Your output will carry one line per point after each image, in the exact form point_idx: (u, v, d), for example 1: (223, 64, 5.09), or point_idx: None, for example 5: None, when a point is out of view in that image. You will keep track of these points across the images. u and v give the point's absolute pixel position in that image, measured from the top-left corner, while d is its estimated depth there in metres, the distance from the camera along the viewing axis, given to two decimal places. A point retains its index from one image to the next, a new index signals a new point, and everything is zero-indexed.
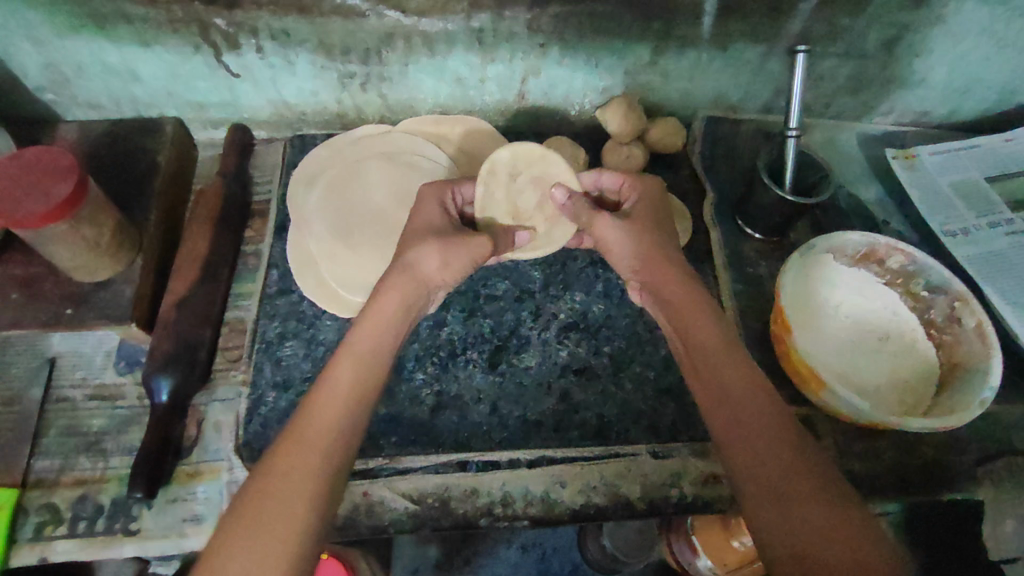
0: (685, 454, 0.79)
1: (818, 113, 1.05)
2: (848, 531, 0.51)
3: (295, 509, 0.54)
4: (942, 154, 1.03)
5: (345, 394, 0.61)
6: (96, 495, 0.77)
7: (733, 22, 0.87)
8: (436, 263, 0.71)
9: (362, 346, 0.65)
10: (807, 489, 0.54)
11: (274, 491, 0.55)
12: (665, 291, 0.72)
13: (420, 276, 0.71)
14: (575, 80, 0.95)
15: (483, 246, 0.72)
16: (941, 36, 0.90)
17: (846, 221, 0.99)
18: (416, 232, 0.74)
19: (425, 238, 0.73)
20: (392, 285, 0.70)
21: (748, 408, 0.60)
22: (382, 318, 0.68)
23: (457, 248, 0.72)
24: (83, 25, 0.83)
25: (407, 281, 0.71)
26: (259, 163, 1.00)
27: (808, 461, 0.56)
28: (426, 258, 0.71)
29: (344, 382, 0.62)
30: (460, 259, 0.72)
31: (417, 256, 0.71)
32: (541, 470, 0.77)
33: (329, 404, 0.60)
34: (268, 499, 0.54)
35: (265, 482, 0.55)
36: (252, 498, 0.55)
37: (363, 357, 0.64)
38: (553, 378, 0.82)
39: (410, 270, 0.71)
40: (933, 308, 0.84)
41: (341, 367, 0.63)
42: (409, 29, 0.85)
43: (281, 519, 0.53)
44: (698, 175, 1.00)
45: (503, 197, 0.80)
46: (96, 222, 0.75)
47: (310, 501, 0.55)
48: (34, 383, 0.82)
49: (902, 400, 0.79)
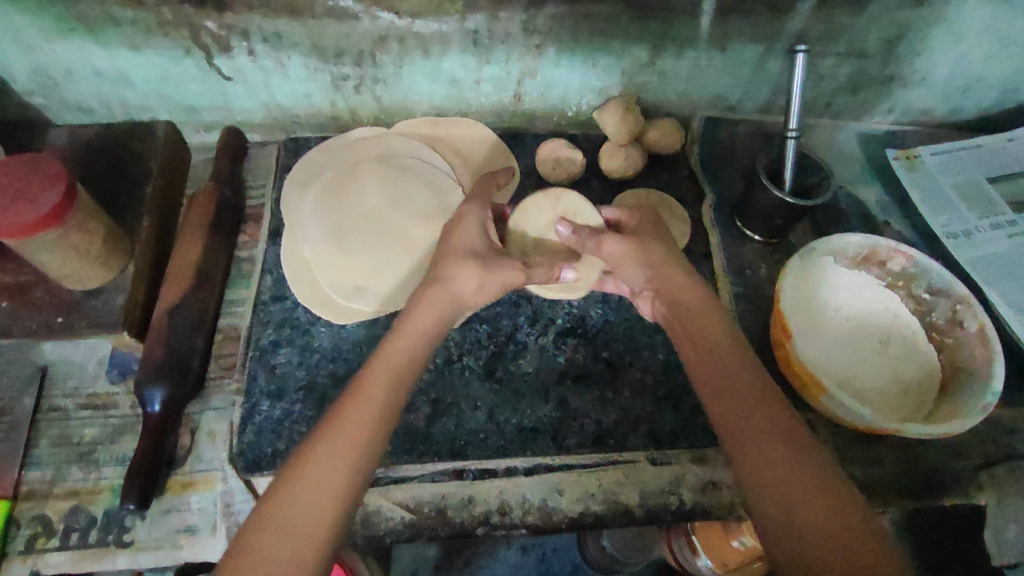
0: (684, 460, 0.78)
1: (818, 112, 1.03)
2: (864, 543, 0.50)
3: (315, 515, 0.54)
4: (943, 154, 1.01)
5: (377, 405, 0.62)
6: (88, 506, 0.76)
7: (731, 22, 0.86)
8: (472, 285, 0.72)
9: (395, 358, 0.65)
10: (818, 495, 0.54)
11: (303, 496, 0.55)
12: (683, 297, 0.71)
13: (453, 292, 0.71)
14: (572, 81, 0.94)
15: (517, 268, 0.73)
16: (943, 34, 0.89)
17: (847, 223, 0.97)
18: (452, 251, 0.74)
19: (461, 257, 0.72)
20: (425, 299, 0.71)
21: (759, 414, 0.60)
22: (415, 332, 0.68)
23: (495, 272, 0.72)
24: (72, 29, 0.82)
25: (437, 295, 0.71)
26: (251, 166, 0.98)
27: (822, 469, 0.55)
28: (459, 277, 0.71)
29: (378, 393, 0.62)
30: (493, 277, 0.72)
31: (455, 275, 0.71)
32: (538, 478, 0.76)
33: (358, 415, 0.61)
34: (294, 502, 0.55)
35: (295, 485, 0.56)
36: (280, 505, 0.55)
37: (396, 369, 0.64)
38: (550, 385, 0.80)
39: (444, 286, 0.71)
40: (934, 311, 0.83)
41: (372, 376, 0.64)
42: (403, 31, 0.84)
43: (302, 523, 0.54)
44: (697, 177, 0.99)
45: (547, 221, 0.83)
46: (86, 230, 0.75)
47: (333, 511, 0.55)
48: (25, 391, 0.81)
49: (903, 405, 0.78)
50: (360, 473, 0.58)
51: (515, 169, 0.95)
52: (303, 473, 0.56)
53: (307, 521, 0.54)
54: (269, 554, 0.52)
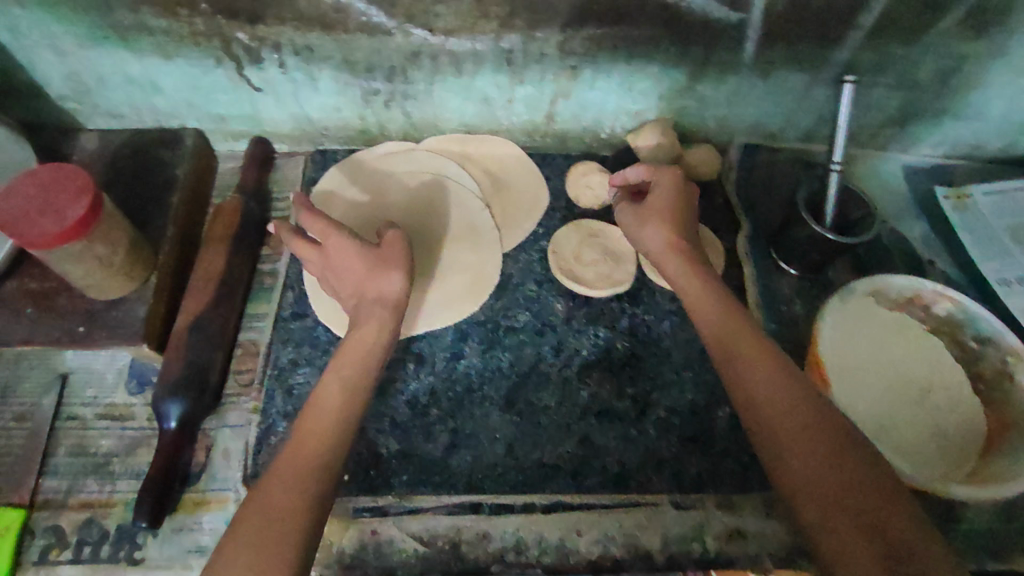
0: (709, 506, 0.74)
1: (864, 143, 0.99)
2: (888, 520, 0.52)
3: (285, 521, 0.54)
4: (999, 194, 0.95)
5: (330, 420, 0.62)
6: (102, 520, 0.75)
7: (776, 49, 0.82)
8: (390, 281, 0.70)
9: (344, 375, 0.66)
10: (837, 492, 0.54)
11: (269, 509, 0.54)
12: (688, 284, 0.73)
13: (381, 303, 0.70)
14: (607, 102, 0.91)
15: (398, 239, 0.71)
16: (1002, 69, 0.84)
17: (889, 261, 0.93)
18: (357, 273, 0.71)
19: (362, 277, 0.71)
20: (367, 317, 0.70)
21: (775, 409, 0.60)
22: (360, 348, 0.68)
23: (398, 256, 0.71)
24: (105, 37, 0.81)
25: (376, 311, 0.70)
26: (279, 177, 0.97)
27: (833, 467, 0.55)
28: (380, 284, 0.70)
29: (332, 406, 0.63)
30: (397, 258, 0.71)
31: (379, 282, 0.70)
32: (556, 516, 0.73)
33: (314, 433, 0.61)
34: (262, 514, 0.54)
35: (256, 507, 0.55)
36: (246, 520, 0.54)
37: (348, 383, 0.65)
38: (573, 421, 0.78)
39: (376, 301, 0.70)
40: (982, 361, 0.79)
41: (321, 398, 0.64)
42: (436, 48, 0.82)
43: (274, 530, 0.53)
44: (733, 205, 0.95)
45: (577, 241, 0.89)
46: (110, 241, 0.74)
47: (296, 519, 0.54)
48: (46, 398, 0.81)
49: (944, 458, 0.75)
50: (320, 481, 0.58)
51: (545, 194, 0.93)
52: (268, 490, 0.56)
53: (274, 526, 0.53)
54: (244, 558, 0.51)
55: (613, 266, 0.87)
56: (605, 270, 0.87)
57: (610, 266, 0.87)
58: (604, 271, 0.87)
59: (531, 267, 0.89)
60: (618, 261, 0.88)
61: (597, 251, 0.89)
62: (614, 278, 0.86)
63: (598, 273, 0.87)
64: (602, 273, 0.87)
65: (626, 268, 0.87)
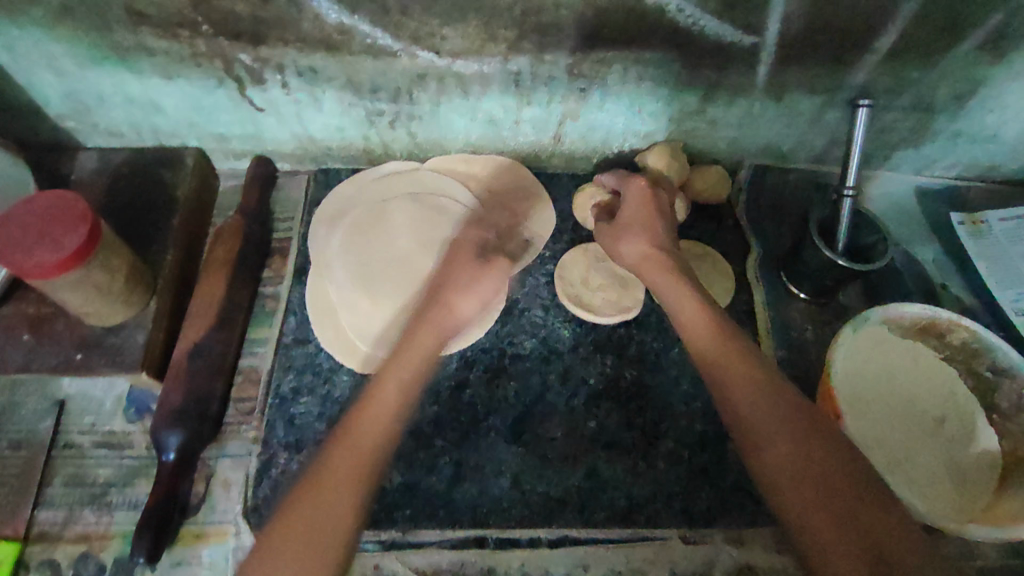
0: (719, 542, 0.72)
1: (876, 164, 0.97)
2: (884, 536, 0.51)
3: (331, 518, 0.54)
4: (1017, 219, 0.93)
5: (388, 414, 0.61)
6: (98, 553, 0.74)
7: (789, 72, 0.81)
8: (469, 304, 0.73)
9: (408, 369, 0.64)
10: (837, 504, 0.54)
11: (314, 505, 0.55)
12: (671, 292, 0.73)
13: (454, 312, 0.71)
14: (615, 124, 0.90)
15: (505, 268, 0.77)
16: (1019, 93, 0.83)
17: (901, 286, 0.91)
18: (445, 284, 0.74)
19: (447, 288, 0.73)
20: (428, 316, 0.70)
21: (771, 419, 0.59)
22: (422, 345, 0.67)
23: (488, 283, 0.75)
24: (105, 57, 0.79)
25: (437, 312, 0.70)
26: (281, 198, 0.96)
27: (837, 479, 0.55)
28: (463, 303, 0.72)
29: (390, 400, 0.62)
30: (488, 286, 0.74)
31: (463, 301, 0.72)
32: (564, 551, 0.71)
33: (366, 427, 0.60)
34: (308, 509, 0.54)
35: (305, 504, 0.55)
36: (292, 517, 0.54)
37: (408, 380, 0.64)
38: (580, 453, 0.76)
39: (445, 307, 0.71)
40: (999, 393, 0.78)
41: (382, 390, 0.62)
42: (442, 70, 0.81)
43: (318, 527, 0.54)
44: (743, 228, 0.94)
45: (584, 264, 0.88)
46: (108, 267, 0.72)
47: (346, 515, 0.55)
48: (43, 426, 0.80)
49: (961, 493, 0.72)
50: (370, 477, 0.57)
51: (551, 217, 0.92)
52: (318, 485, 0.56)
53: (319, 523, 0.54)
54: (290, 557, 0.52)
55: (621, 291, 0.86)
56: (612, 296, 0.85)
57: (618, 292, 0.86)
58: (611, 297, 0.85)
59: (537, 292, 0.87)
60: (627, 286, 0.86)
61: (605, 276, 0.87)
62: (620, 304, 0.85)
63: (604, 299, 0.85)
64: (609, 298, 0.85)
65: (635, 294, 0.85)
